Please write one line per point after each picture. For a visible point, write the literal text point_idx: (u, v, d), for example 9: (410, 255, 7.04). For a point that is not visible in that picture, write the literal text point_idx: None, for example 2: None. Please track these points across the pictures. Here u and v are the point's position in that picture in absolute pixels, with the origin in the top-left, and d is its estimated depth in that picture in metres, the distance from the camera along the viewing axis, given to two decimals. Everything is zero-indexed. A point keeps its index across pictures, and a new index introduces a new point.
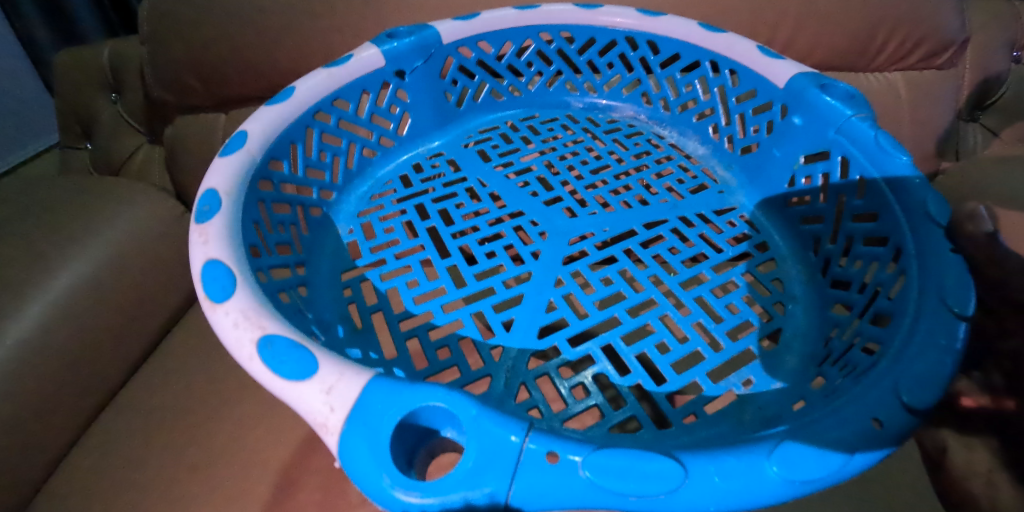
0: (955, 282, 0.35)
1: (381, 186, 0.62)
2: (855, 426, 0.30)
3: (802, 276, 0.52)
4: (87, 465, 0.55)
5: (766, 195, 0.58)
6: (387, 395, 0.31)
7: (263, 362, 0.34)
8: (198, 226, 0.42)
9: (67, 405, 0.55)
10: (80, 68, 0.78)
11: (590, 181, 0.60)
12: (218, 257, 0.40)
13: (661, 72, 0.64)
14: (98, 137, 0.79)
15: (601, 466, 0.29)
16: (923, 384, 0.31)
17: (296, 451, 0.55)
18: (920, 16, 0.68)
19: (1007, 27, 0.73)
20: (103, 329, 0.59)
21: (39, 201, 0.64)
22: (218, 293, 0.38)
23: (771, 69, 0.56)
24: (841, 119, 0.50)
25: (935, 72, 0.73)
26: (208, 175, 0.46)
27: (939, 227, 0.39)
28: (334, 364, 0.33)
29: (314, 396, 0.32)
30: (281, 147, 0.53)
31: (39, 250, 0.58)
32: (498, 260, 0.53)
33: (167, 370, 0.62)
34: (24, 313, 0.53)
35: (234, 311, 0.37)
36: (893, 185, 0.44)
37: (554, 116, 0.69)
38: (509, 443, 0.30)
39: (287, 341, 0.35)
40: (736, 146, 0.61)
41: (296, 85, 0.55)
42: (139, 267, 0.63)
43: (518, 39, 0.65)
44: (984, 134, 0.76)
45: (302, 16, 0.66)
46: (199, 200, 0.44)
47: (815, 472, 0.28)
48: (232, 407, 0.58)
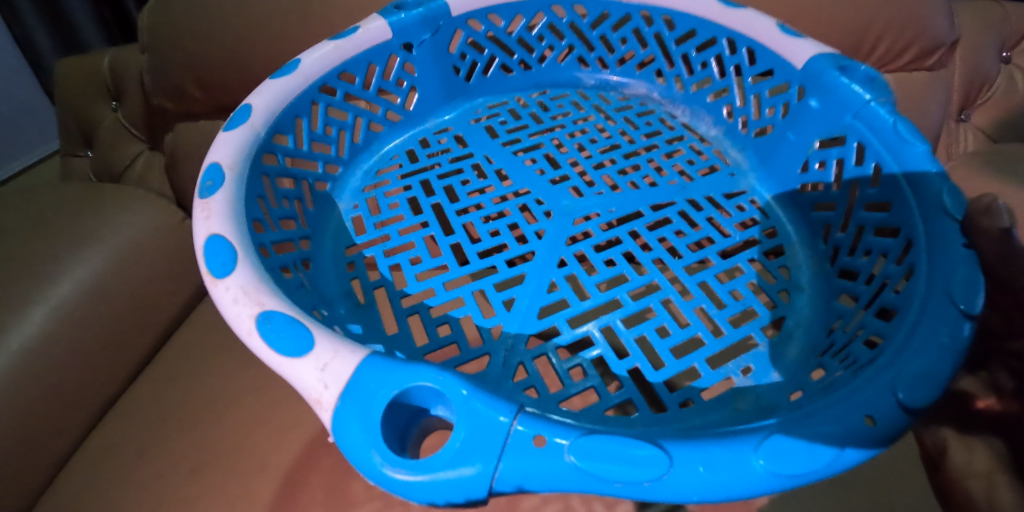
0: (966, 281, 0.35)
1: (387, 161, 0.63)
2: (845, 424, 0.30)
3: (809, 264, 0.53)
4: (87, 472, 0.55)
5: (776, 178, 0.58)
6: (381, 373, 0.32)
7: (261, 335, 0.35)
8: (201, 200, 0.43)
9: (67, 413, 0.56)
10: (81, 77, 0.79)
11: (598, 160, 0.61)
12: (219, 233, 0.40)
13: (676, 48, 0.63)
14: (98, 144, 0.80)
15: (587, 452, 0.29)
16: (922, 382, 0.31)
17: (296, 460, 0.55)
18: (910, 17, 0.69)
19: (995, 30, 0.75)
20: (103, 335, 0.59)
21: (40, 207, 0.65)
22: (220, 267, 0.38)
23: (788, 47, 0.55)
24: (859, 104, 0.49)
25: (926, 73, 0.74)
26: (213, 149, 0.47)
27: (955, 220, 0.39)
28: (330, 342, 0.34)
29: (308, 373, 0.33)
30: (286, 122, 0.53)
31: (40, 257, 0.59)
32: (502, 239, 0.54)
33: (167, 377, 0.63)
34: (26, 320, 0.54)
35: (234, 286, 0.37)
36: (913, 182, 0.43)
37: (563, 93, 0.69)
38: (498, 423, 0.30)
39: (285, 317, 0.35)
40: (751, 128, 0.60)
41: (302, 58, 0.55)
42: (139, 272, 0.64)
43: (529, 12, 0.65)
44: (974, 135, 0.77)
45: (298, 22, 0.66)
46: (204, 174, 0.45)
47: (802, 467, 0.29)
48: (233, 411, 0.59)
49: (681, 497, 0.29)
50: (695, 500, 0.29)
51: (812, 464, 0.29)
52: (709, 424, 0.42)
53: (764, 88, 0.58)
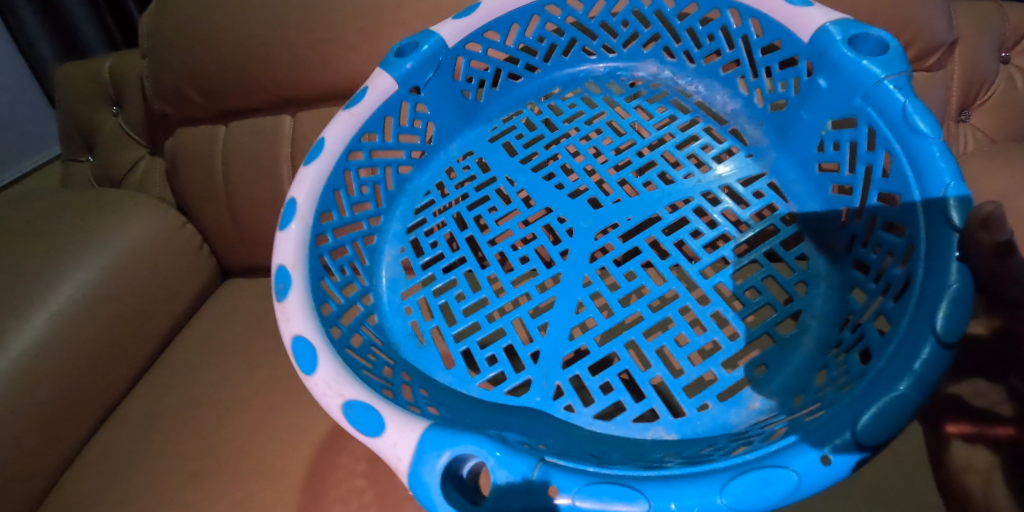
0: (954, 302, 0.33)
1: (422, 198, 0.62)
2: (802, 454, 0.30)
3: (826, 253, 0.52)
4: (89, 477, 0.56)
5: (795, 155, 0.57)
6: (439, 441, 0.33)
7: (349, 425, 0.36)
8: (280, 301, 0.44)
9: (70, 418, 0.56)
10: (81, 82, 0.80)
11: (613, 162, 0.60)
12: (301, 333, 0.41)
13: (679, 24, 0.61)
14: (99, 150, 0.80)
15: (592, 496, 0.31)
16: (883, 420, 0.31)
17: (302, 465, 0.55)
18: (908, 19, 0.69)
19: (994, 29, 0.75)
20: (102, 338, 0.59)
21: (43, 213, 0.65)
22: (308, 364, 0.40)
23: (797, 19, 0.53)
24: (870, 83, 0.47)
25: (925, 74, 0.74)
26: (275, 250, 0.48)
27: (952, 228, 0.37)
28: (398, 418, 0.35)
29: (387, 449, 0.34)
30: (327, 199, 0.54)
31: (41, 262, 0.59)
32: (532, 265, 0.55)
33: (170, 381, 0.63)
34: (27, 326, 0.54)
35: (320, 382, 0.38)
36: (928, 208, 0.40)
37: (574, 88, 0.68)
38: (515, 476, 0.32)
39: (363, 403, 0.36)
40: (765, 102, 0.58)
41: (324, 135, 0.55)
42: (139, 275, 0.64)
43: (524, 19, 0.63)
44: (973, 133, 0.77)
45: (296, 26, 0.66)
46: (274, 279, 0.47)
47: (756, 502, 0.29)
48: (234, 415, 0.59)
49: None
50: None
51: (763, 504, 0.30)
52: (717, 434, 0.44)
53: (773, 62, 0.56)
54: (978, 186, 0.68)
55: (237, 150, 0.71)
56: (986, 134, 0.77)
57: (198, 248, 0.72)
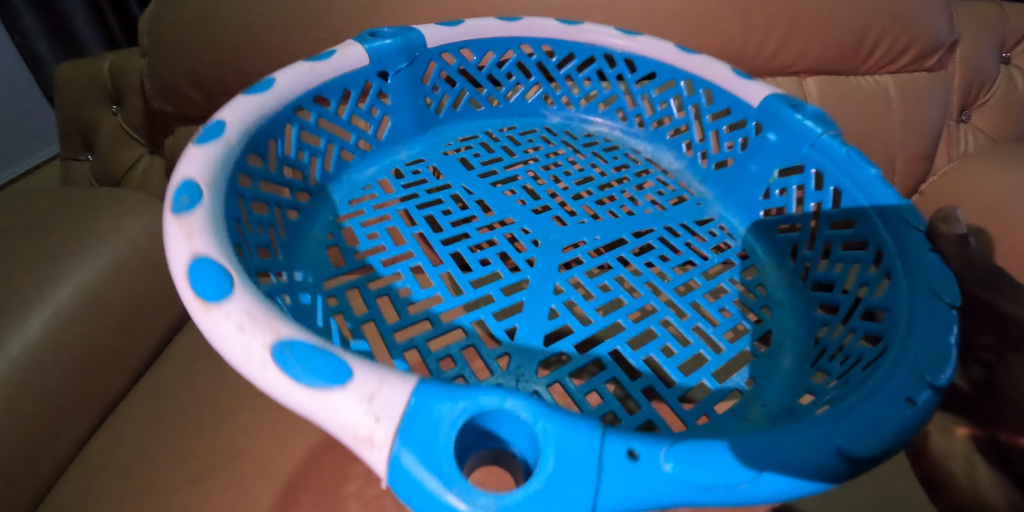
0: (942, 274, 0.39)
1: (361, 190, 0.60)
2: (895, 407, 0.31)
3: (782, 280, 0.54)
4: (85, 475, 0.55)
5: (741, 205, 0.60)
6: (436, 401, 0.28)
7: (285, 367, 0.30)
8: (175, 216, 0.38)
9: (69, 417, 0.55)
10: (79, 80, 0.79)
11: (575, 192, 0.61)
12: (205, 252, 0.36)
13: (637, 89, 0.67)
14: (98, 149, 0.80)
15: (683, 458, 0.27)
16: (935, 362, 0.33)
17: (301, 464, 0.56)
18: (907, 20, 0.73)
19: (997, 30, 0.78)
20: (105, 337, 0.59)
21: (33, 214, 0.64)
22: (213, 293, 0.33)
23: (744, 89, 0.59)
24: (813, 136, 0.53)
25: (925, 74, 0.78)
26: (183, 163, 0.43)
27: (917, 231, 0.44)
28: (372, 370, 0.30)
29: (352, 406, 0.28)
30: (258, 141, 0.50)
31: (42, 261, 0.59)
32: (494, 268, 0.53)
33: (168, 380, 0.63)
34: (26, 324, 0.53)
35: (237, 313, 0.32)
36: (881, 213, 0.47)
37: (531, 127, 0.70)
38: (585, 443, 0.27)
39: (309, 346, 0.31)
40: (710, 161, 0.63)
41: (276, 77, 0.53)
42: (140, 274, 0.64)
43: (500, 49, 0.67)
44: (974, 132, 0.81)
45: (298, 25, 0.67)
46: (175, 189, 0.40)
47: (877, 447, 0.29)
48: (236, 413, 0.59)
49: (773, 499, 0.28)
50: (784, 495, 0.28)
51: (876, 444, 0.29)
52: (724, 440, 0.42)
53: (722, 124, 0.62)
54: (981, 190, 0.72)
55: None
56: (986, 133, 0.81)
57: None
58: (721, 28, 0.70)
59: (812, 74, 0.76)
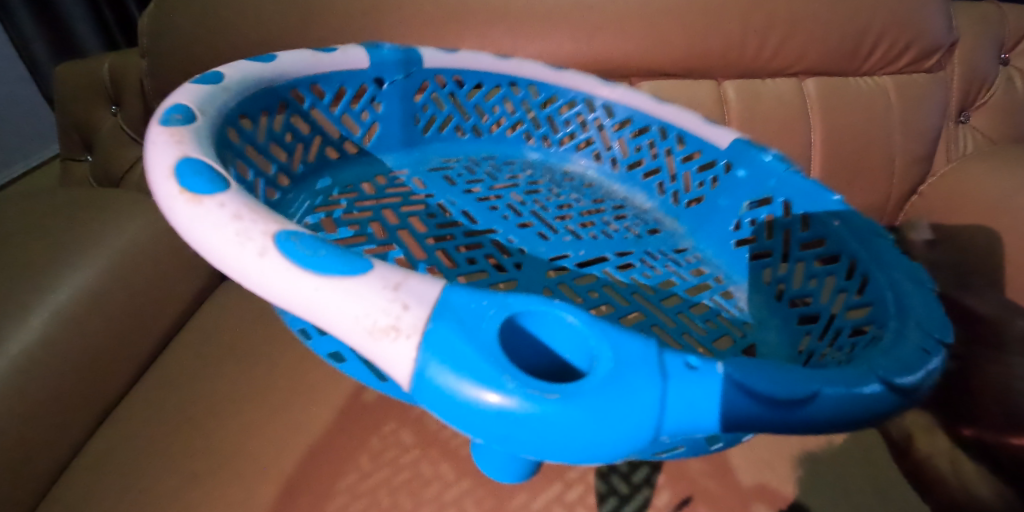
0: (918, 273, 0.41)
1: (343, 189, 0.61)
2: (914, 354, 0.31)
3: (759, 301, 0.55)
4: (83, 475, 0.55)
5: (713, 239, 0.60)
6: (467, 305, 0.26)
7: (291, 254, 0.29)
8: (163, 127, 0.38)
9: (68, 418, 0.55)
10: (79, 81, 0.79)
11: (557, 213, 0.61)
12: (201, 159, 0.35)
13: (614, 133, 0.66)
14: (98, 149, 0.80)
15: (742, 369, 0.26)
16: (938, 323, 0.35)
17: (299, 464, 0.55)
18: (905, 21, 0.73)
19: (995, 31, 0.79)
20: (105, 336, 0.59)
21: (32, 215, 0.64)
22: (203, 187, 0.32)
23: (713, 132, 0.59)
24: (780, 171, 0.54)
25: (924, 74, 0.78)
26: (173, 93, 0.43)
27: (885, 238, 0.46)
28: (392, 266, 0.28)
29: (372, 293, 0.26)
30: (249, 104, 0.50)
31: (41, 260, 0.59)
32: (482, 267, 0.54)
33: (167, 379, 0.63)
34: (26, 326, 0.54)
35: (233, 205, 0.31)
36: (845, 220, 0.49)
37: (510, 160, 0.70)
38: (641, 351, 0.25)
39: (317, 239, 0.30)
40: (681, 200, 0.63)
41: (278, 55, 0.54)
42: (139, 274, 0.64)
43: (489, 83, 0.67)
44: (974, 133, 0.81)
45: (299, 25, 0.68)
46: (167, 111, 0.40)
47: (903, 377, 0.29)
48: (235, 414, 0.59)
49: (831, 422, 0.27)
50: (840, 417, 0.27)
51: (909, 375, 0.30)
52: None
53: (693, 164, 0.61)
54: (981, 189, 0.72)
55: None
56: (986, 135, 0.81)
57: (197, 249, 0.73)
58: (720, 27, 0.70)
59: (811, 75, 0.76)
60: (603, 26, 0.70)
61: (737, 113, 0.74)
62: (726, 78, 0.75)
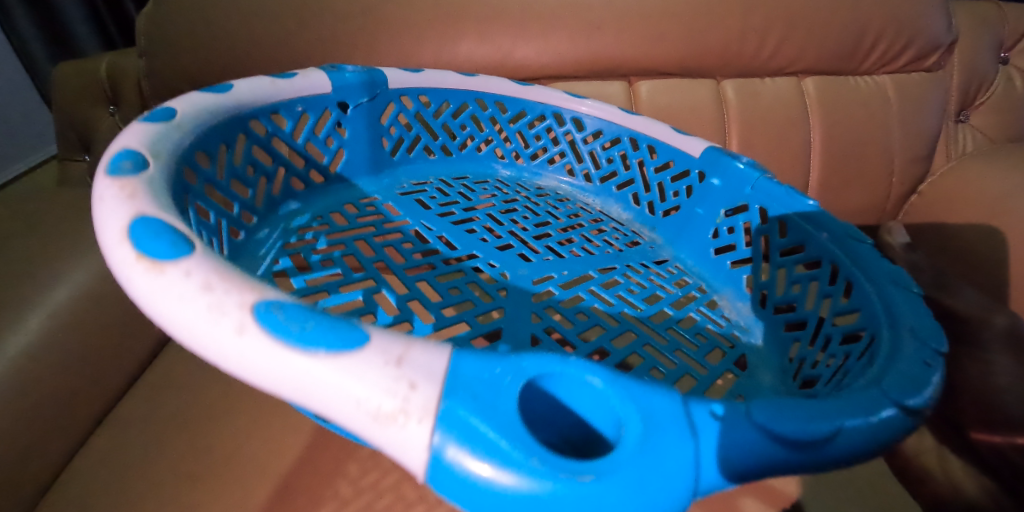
0: (901, 277, 0.42)
1: (311, 221, 0.58)
2: (918, 370, 0.31)
3: (746, 310, 0.55)
4: (79, 475, 0.54)
5: (692, 247, 0.61)
6: (482, 369, 0.24)
7: (274, 328, 0.26)
8: (112, 179, 0.33)
9: (65, 417, 0.55)
10: (77, 81, 0.79)
11: (537, 232, 0.60)
12: (155, 213, 0.31)
13: (585, 146, 0.68)
14: (96, 149, 0.80)
15: (765, 414, 0.25)
16: (929, 331, 0.35)
17: (294, 465, 0.56)
18: (905, 20, 0.73)
19: (996, 30, 0.79)
20: (102, 337, 0.59)
21: (30, 215, 0.64)
22: (164, 250, 0.28)
23: (684, 142, 0.61)
24: (752, 179, 0.55)
25: (924, 74, 0.78)
26: (120, 136, 0.38)
27: (865, 243, 0.46)
28: (389, 332, 0.26)
29: (378, 372, 0.24)
30: (208, 139, 0.46)
31: (38, 259, 0.59)
32: (465, 296, 0.51)
33: (165, 380, 0.63)
34: (24, 324, 0.53)
35: (199, 272, 0.28)
36: (816, 223, 0.50)
37: (483, 179, 0.69)
38: (663, 407, 0.25)
39: (300, 306, 0.27)
40: (657, 210, 0.64)
41: (234, 83, 0.51)
42: None
43: (457, 101, 0.67)
44: (973, 132, 0.81)
45: (296, 26, 0.67)
46: (112, 157, 0.35)
47: (915, 396, 0.29)
48: (234, 415, 0.59)
49: (853, 456, 0.27)
50: (862, 447, 0.27)
51: (924, 394, 0.29)
52: None
53: (665, 176, 0.62)
54: (980, 189, 0.71)
55: None
56: (985, 134, 0.81)
57: None
58: (718, 28, 0.70)
59: (810, 74, 0.76)
60: (602, 26, 0.70)
61: (735, 112, 0.74)
62: (725, 78, 0.75)
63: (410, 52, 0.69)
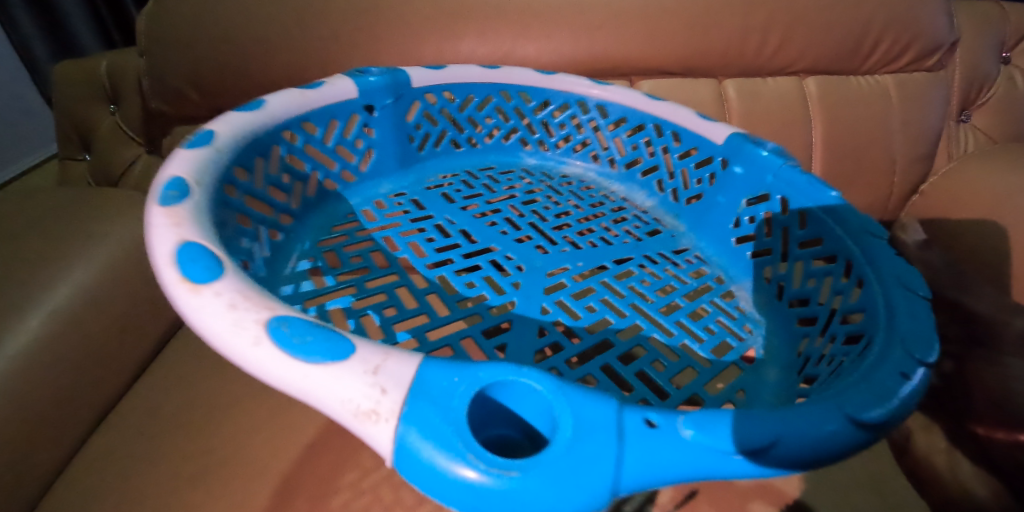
0: (910, 278, 0.41)
1: (343, 219, 0.60)
2: (890, 381, 0.31)
3: (760, 302, 0.55)
4: (80, 474, 0.54)
5: (713, 236, 0.61)
6: (442, 376, 0.28)
7: (279, 342, 0.30)
8: (163, 208, 0.38)
9: (66, 417, 0.55)
10: (78, 80, 0.79)
11: (556, 223, 0.61)
12: (195, 240, 0.36)
13: (609, 133, 0.67)
14: (96, 148, 0.80)
15: (702, 424, 0.27)
16: (920, 341, 0.34)
17: (295, 464, 0.56)
18: (906, 20, 0.73)
19: (997, 30, 0.79)
20: (103, 336, 0.59)
21: (29, 215, 0.63)
22: (202, 274, 0.33)
23: (709, 129, 0.60)
24: (775, 167, 0.54)
25: (925, 74, 0.78)
26: (169, 164, 0.43)
27: (880, 240, 0.46)
28: (374, 346, 0.30)
29: (355, 378, 0.28)
30: (247, 155, 0.50)
31: (39, 259, 0.59)
32: (480, 290, 0.52)
33: (165, 379, 0.63)
34: (25, 324, 0.53)
35: (226, 293, 0.32)
36: (835, 218, 0.49)
37: (509, 169, 0.70)
38: (603, 416, 0.27)
39: (306, 323, 0.31)
40: (681, 198, 0.64)
41: (267, 99, 0.54)
42: (137, 275, 0.64)
43: (481, 94, 0.67)
44: (974, 132, 0.81)
45: (297, 26, 0.67)
46: (164, 185, 0.40)
47: (875, 411, 0.29)
48: (233, 415, 0.59)
49: (791, 466, 0.28)
50: (800, 459, 0.28)
51: (884, 411, 0.29)
52: None
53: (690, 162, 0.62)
54: (982, 189, 0.71)
55: None
56: (986, 134, 0.81)
57: None
58: (720, 28, 0.70)
59: (812, 74, 0.76)
60: (603, 25, 0.70)
61: (736, 112, 0.74)
62: (726, 77, 0.75)
63: (411, 52, 0.69)
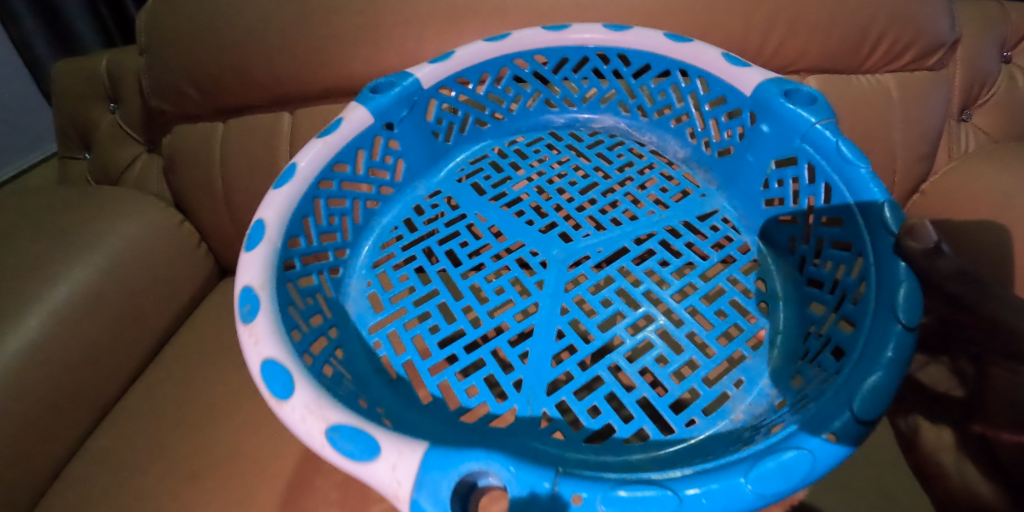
0: (908, 294, 0.39)
1: (389, 234, 0.63)
2: (812, 441, 0.34)
3: (780, 275, 0.56)
4: (83, 474, 0.55)
5: (744, 194, 0.61)
6: (435, 462, 0.33)
7: (334, 450, 0.35)
8: (243, 326, 0.43)
9: (66, 418, 0.55)
10: (79, 79, 0.79)
11: (580, 202, 0.62)
12: (273, 356, 0.40)
13: (635, 82, 0.65)
14: (96, 146, 0.80)
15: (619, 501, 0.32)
16: (871, 400, 0.35)
17: (298, 464, 0.55)
18: (907, 20, 0.72)
19: (998, 29, 0.78)
20: (101, 334, 0.59)
21: (29, 214, 0.63)
22: (281, 389, 0.39)
23: (738, 77, 0.57)
24: (806, 126, 0.52)
25: (927, 73, 0.77)
26: (240, 272, 0.47)
27: (892, 234, 0.43)
28: (393, 441, 0.35)
29: (381, 477, 0.34)
30: (296, 225, 0.53)
31: (39, 257, 0.59)
32: (507, 296, 0.54)
33: (165, 379, 0.63)
34: (25, 322, 0.54)
35: (299, 406, 0.37)
36: (865, 213, 0.46)
37: (538, 136, 0.70)
38: (541, 489, 0.33)
39: (351, 427, 0.36)
40: (713, 149, 0.63)
41: (296, 160, 0.55)
42: (136, 271, 0.63)
43: (493, 69, 0.65)
44: (974, 131, 0.81)
45: (297, 24, 0.67)
46: (239, 299, 0.45)
47: (778, 486, 0.32)
48: (234, 414, 0.59)
49: None
50: None
51: (785, 484, 0.32)
52: (708, 444, 0.45)
53: (720, 114, 0.61)
54: (980, 189, 0.71)
55: (236, 148, 0.72)
56: (987, 133, 0.81)
57: (196, 246, 0.73)
58: (721, 29, 0.70)
59: (812, 73, 0.76)
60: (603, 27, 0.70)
61: None
62: None
63: (412, 51, 0.69)
